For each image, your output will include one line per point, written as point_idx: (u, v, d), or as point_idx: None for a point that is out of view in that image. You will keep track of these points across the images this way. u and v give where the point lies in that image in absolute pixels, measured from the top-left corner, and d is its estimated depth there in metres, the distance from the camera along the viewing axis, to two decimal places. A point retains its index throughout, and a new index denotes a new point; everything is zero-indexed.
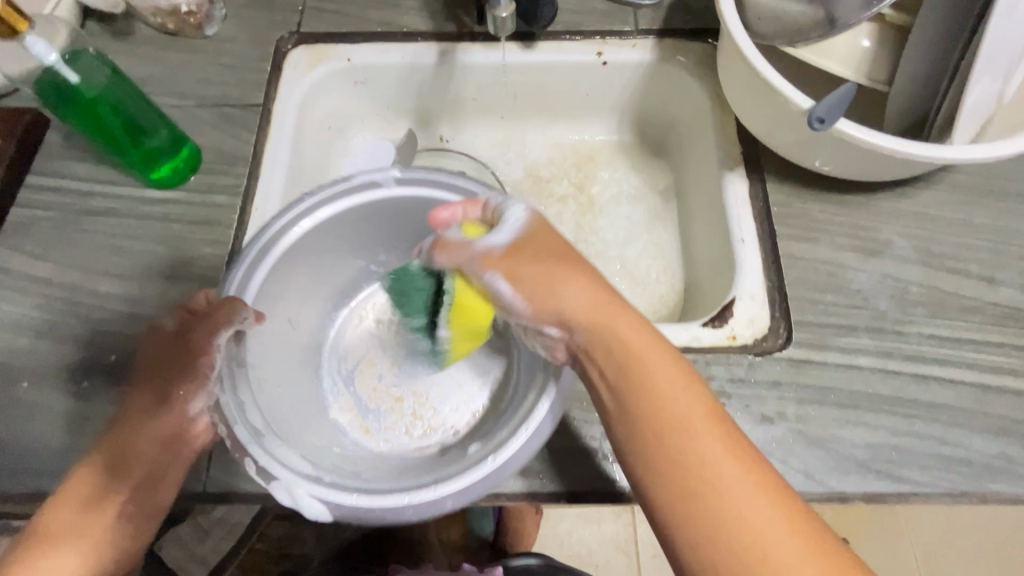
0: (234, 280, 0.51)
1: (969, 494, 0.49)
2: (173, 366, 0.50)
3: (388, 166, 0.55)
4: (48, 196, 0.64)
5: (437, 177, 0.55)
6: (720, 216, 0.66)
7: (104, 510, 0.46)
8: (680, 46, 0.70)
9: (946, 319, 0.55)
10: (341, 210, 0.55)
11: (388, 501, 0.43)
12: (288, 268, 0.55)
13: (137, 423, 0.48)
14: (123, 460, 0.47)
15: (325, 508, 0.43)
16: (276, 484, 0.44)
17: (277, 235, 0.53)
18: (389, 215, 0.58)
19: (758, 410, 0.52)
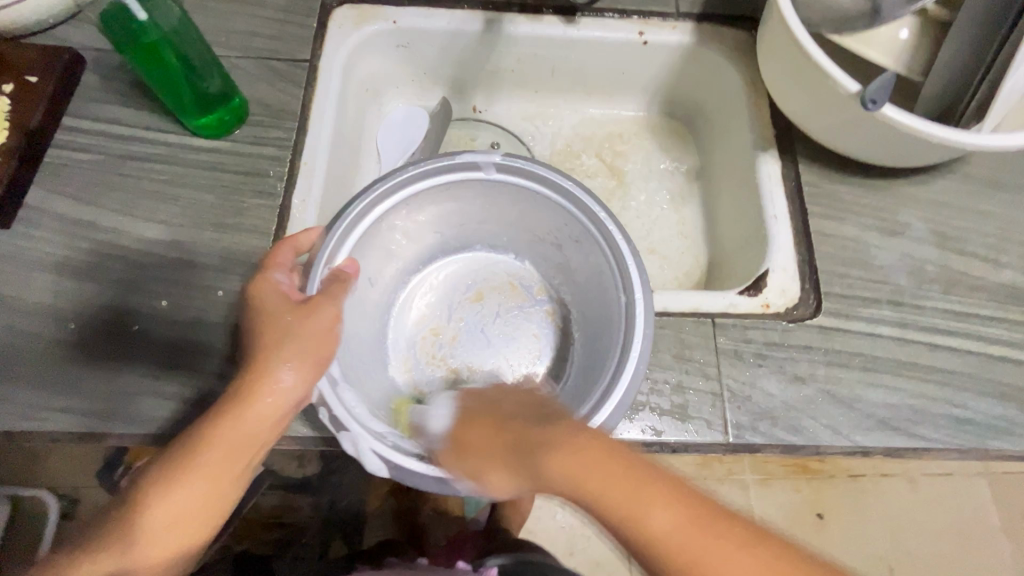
0: (329, 247, 0.51)
1: (974, 449, 0.54)
2: (290, 342, 0.45)
3: (497, 153, 0.55)
4: (88, 140, 0.63)
5: (549, 173, 0.54)
6: (750, 194, 0.69)
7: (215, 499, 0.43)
8: (717, 31, 0.73)
9: (956, 295, 0.60)
10: (440, 182, 0.55)
11: (443, 469, 0.45)
12: (376, 233, 0.56)
13: (240, 411, 0.43)
14: (232, 449, 0.42)
15: (382, 467, 0.45)
16: (345, 436, 0.46)
17: (379, 201, 0.54)
18: (488, 194, 0.58)
19: (790, 371, 0.56)
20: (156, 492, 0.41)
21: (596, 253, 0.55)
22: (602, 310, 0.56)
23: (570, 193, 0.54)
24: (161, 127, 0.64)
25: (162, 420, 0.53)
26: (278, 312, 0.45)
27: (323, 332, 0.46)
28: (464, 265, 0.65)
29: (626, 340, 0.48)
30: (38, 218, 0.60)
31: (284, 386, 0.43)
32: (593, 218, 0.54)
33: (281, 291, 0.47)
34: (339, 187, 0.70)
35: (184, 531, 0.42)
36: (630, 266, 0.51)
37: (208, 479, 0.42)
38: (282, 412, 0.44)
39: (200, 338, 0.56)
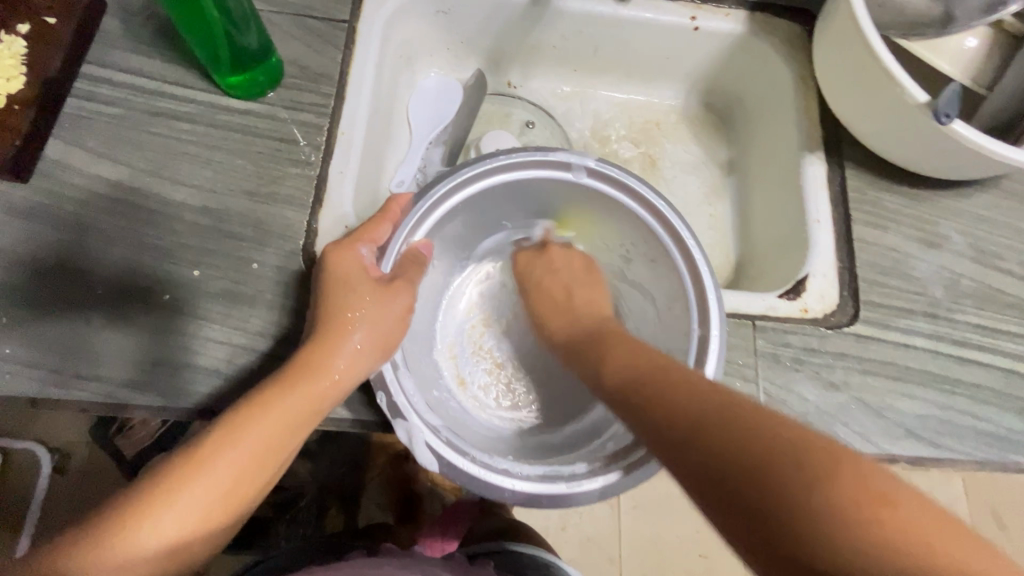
0: (399, 238, 0.50)
1: (995, 462, 0.56)
2: (358, 313, 0.48)
3: (592, 156, 0.53)
4: (111, 91, 0.59)
5: (642, 187, 0.53)
6: (792, 194, 0.68)
7: (257, 469, 0.43)
8: (771, 22, 0.71)
9: (988, 311, 0.60)
10: (525, 177, 0.54)
11: (498, 473, 0.45)
12: (446, 222, 0.55)
13: (293, 383, 0.45)
14: (286, 419, 0.44)
15: (435, 462, 0.45)
16: (402, 425, 0.46)
17: (458, 189, 0.52)
18: (568, 197, 0.57)
19: (825, 377, 0.57)
20: (204, 456, 0.41)
21: (672, 278, 0.53)
22: (665, 330, 0.55)
23: (660, 214, 0.52)
24: (189, 82, 0.60)
25: (195, 394, 0.52)
26: (353, 292, 0.48)
27: (393, 317, 0.49)
28: (525, 260, 0.66)
29: (696, 370, 0.48)
30: (58, 173, 0.56)
31: (348, 363, 0.46)
32: (678, 242, 0.52)
33: (362, 266, 0.49)
34: (373, 160, 0.68)
35: (218, 504, 0.41)
36: (712, 301, 0.49)
37: (257, 448, 0.43)
38: (338, 390, 0.46)
39: (233, 312, 0.54)
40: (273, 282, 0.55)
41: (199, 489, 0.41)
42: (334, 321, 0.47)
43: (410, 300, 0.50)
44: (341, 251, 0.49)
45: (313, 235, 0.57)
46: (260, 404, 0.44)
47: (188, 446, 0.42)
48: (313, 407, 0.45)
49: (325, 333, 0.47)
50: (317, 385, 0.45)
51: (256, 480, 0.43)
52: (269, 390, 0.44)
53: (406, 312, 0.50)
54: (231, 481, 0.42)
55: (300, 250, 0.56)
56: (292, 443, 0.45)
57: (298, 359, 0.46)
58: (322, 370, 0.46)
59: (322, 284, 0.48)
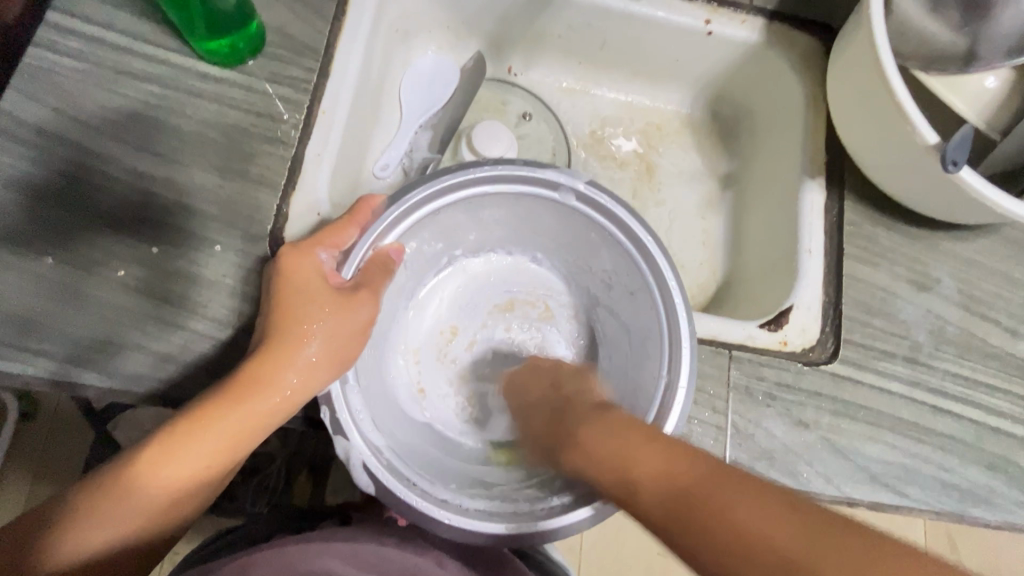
0: (365, 240, 0.49)
1: (953, 514, 0.55)
2: (313, 327, 0.47)
3: (584, 178, 0.51)
4: (77, 44, 0.55)
5: (630, 219, 0.51)
6: (786, 220, 0.66)
7: (196, 479, 0.43)
8: (787, 35, 0.67)
9: (969, 360, 0.59)
10: (510, 191, 0.52)
11: (433, 504, 0.45)
12: (420, 227, 0.53)
13: (239, 395, 0.44)
14: (230, 433, 0.44)
15: (371, 484, 0.45)
16: (342, 444, 0.45)
17: (433, 196, 0.51)
18: (553, 215, 0.55)
19: (796, 415, 0.56)
20: (138, 469, 0.42)
21: (649, 316, 0.52)
22: (635, 365, 0.54)
23: (647, 249, 0.50)
24: (164, 43, 0.56)
25: (148, 376, 0.51)
26: (310, 303, 0.47)
27: (350, 332, 0.48)
28: (504, 269, 0.63)
29: (657, 418, 0.47)
30: (14, 128, 0.53)
31: (297, 380, 0.46)
32: (659, 280, 0.50)
33: (321, 272, 0.48)
34: (355, 142, 0.65)
35: (154, 513, 0.42)
36: (684, 346, 0.48)
37: (198, 459, 0.43)
38: (285, 408, 0.46)
39: (193, 295, 0.52)
40: (237, 266, 0.53)
41: (132, 499, 0.42)
42: (287, 333, 0.46)
43: (371, 311, 0.50)
44: (300, 255, 0.48)
45: (282, 220, 0.55)
46: (201, 418, 0.43)
47: (129, 454, 0.43)
48: (257, 424, 0.45)
49: (275, 345, 0.46)
50: (262, 402, 0.45)
51: (195, 489, 0.44)
52: (214, 400, 0.44)
53: (366, 324, 0.49)
54: (167, 492, 0.43)
55: (266, 234, 0.54)
56: (233, 456, 0.45)
57: (246, 370, 0.45)
58: (270, 386, 0.45)
59: (278, 288, 0.47)
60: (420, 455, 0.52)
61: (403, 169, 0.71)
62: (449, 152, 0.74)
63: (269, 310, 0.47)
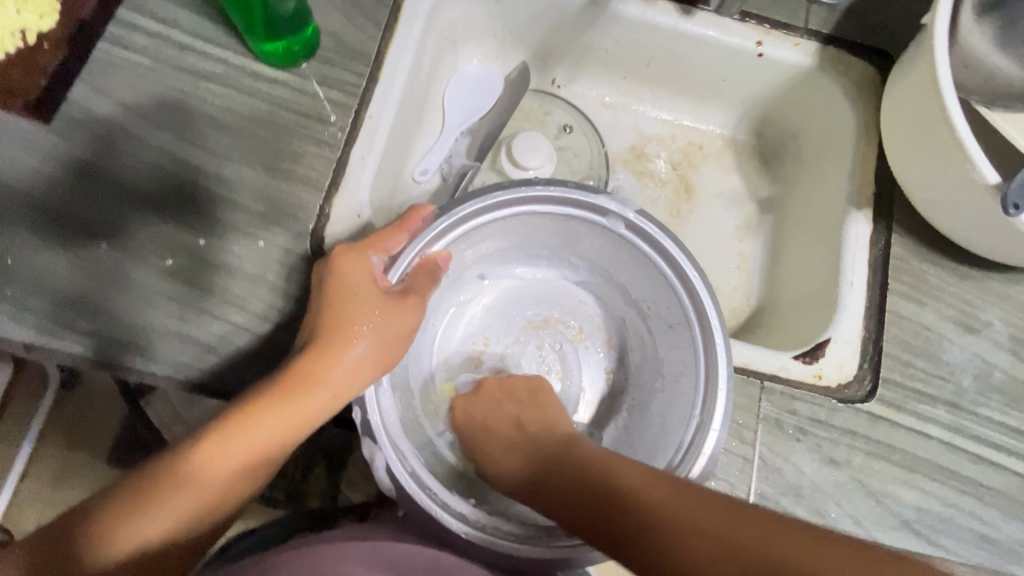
0: (413, 248, 0.50)
1: (989, 569, 0.53)
2: (366, 327, 0.48)
3: (635, 208, 0.51)
4: (144, 40, 0.57)
5: (678, 253, 0.50)
6: (829, 250, 0.64)
7: (241, 473, 0.45)
8: (842, 60, 0.65)
9: (1016, 410, 0.56)
10: (558, 211, 0.52)
11: (451, 517, 0.46)
12: (463, 242, 0.54)
13: (286, 393, 0.45)
14: (276, 429, 0.45)
15: (393, 488, 0.46)
16: (370, 447, 0.46)
17: (480, 209, 0.51)
18: (593, 235, 0.55)
19: (827, 452, 0.54)
20: (193, 459, 0.43)
21: (686, 354, 0.51)
22: (666, 401, 0.53)
23: (690, 284, 0.50)
24: (223, 42, 0.58)
25: (187, 364, 0.53)
26: (362, 303, 0.48)
27: (396, 335, 0.49)
28: (537, 286, 0.63)
29: (685, 458, 0.47)
30: (80, 118, 0.55)
31: (345, 378, 0.47)
32: (700, 315, 0.49)
33: (372, 274, 0.49)
34: (398, 146, 0.66)
35: (204, 506, 0.44)
36: (720, 391, 0.47)
37: (245, 453, 0.44)
38: (332, 404, 0.47)
39: (234, 287, 0.54)
40: (277, 263, 0.55)
41: (185, 490, 0.43)
42: (336, 333, 0.47)
43: (416, 318, 0.50)
44: (354, 255, 0.48)
45: (324, 220, 0.56)
46: (252, 412, 0.45)
47: (179, 450, 0.44)
48: (302, 420, 0.46)
49: (323, 343, 0.47)
50: (310, 399, 0.46)
51: (240, 483, 0.45)
52: (263, 397, 0.45)
53: (409, 330, 0.50)
54: (219, 483, 0.44)
55: (307, 233, 0.55)
56: (278, 451, 0.46)
57: (294, 368, 0.46)
58: (317, 383, 0.46)
59: (329, 286, 0.48)
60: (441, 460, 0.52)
61: (442, 174, 0.72)
62: (489, 159, 0.74)
63: (320, 307, 0.48)
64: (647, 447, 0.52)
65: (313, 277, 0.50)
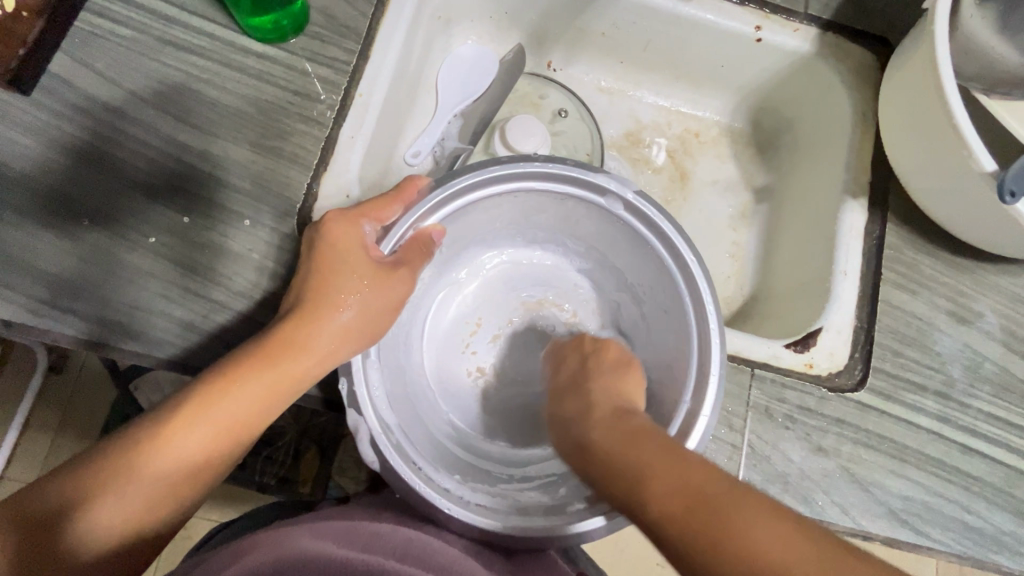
0: (405, 223, 0.49)
1: (974, 558, 0.53)
2: (355, 295, 0.47)
3: (633, 188, 0.50)
4: (128, 12, 0.56)
5: (676, 236, 0.49)
6: (824, 239, 0.64)
7: (221, 441, 0.43)
8: (842, 46, 0.65)
9: (1004, 401, 0.56)
10: (553, 191, 0.51)
11: (435, 492, 0.45)
12: (455, 220, 0.53)
13: (269, 358, 0.44)
14: (259, 395, 0.44)
15: (376, 460, 0.45)
16: (354, 417, 0.45)
17: (471, 186, 0.50)
18: (587, 218, 0.54)
19: (816, 441, 0.54)
20: (172, 426, 0.42)
21: (679, 341, 0.50)
22: (656, 387, 0.52)
23: (686, 268, 0.49)
24: (210, 15, 0.57)
25: (170, 344, 0.52)
26: (351, 274, 0.47)
27: (385, 305, 0.48)
28: (529, 269, 0.62)
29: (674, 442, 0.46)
30: (62, 91, 0.54)
31: (331, 346, 0.46)
32: (694, 301, 0.49)
33: (362, 244, 0.47)
34: (389, 127, 0.64)
35: (182, 476, 0.42)
36: (711, 377, 0.46)
37: (226, 420, 0.43)
38: (313, 372, 0.46)
39: (220, 267, 0.53)
40: (264, 242, 0.54)
41: (160, 463, 0.41)
42: (323, 302, 0.46)
43: (405, 290, 0.49)
44: (345, 223, 0.47)
45: (312, 199, 0.55)
46: (231, 380, 0.43)
47: (157, 417, 0.43)
48: (285, 388, 0.45)
49: (309, 310, 0.46)
50: (293, 365, 0.45)
51: (220, 452, 0.43)
52: (244, 363, 0.44)
53: (399, 302, 0.49)
54: (196, 454, 0.42)
55: (295, 212, 0.54)
56: (260, 420, 0.45)
57: (278, 334, 0.45)
58: (302, 350, 0.45)
59: (319, 253, 0.47)
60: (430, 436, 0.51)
61: (434, 157, 0.71)
62: (482, 143, 0.73)
63: (309, 275, 0.47)
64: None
65: (302, 245, 0.49)
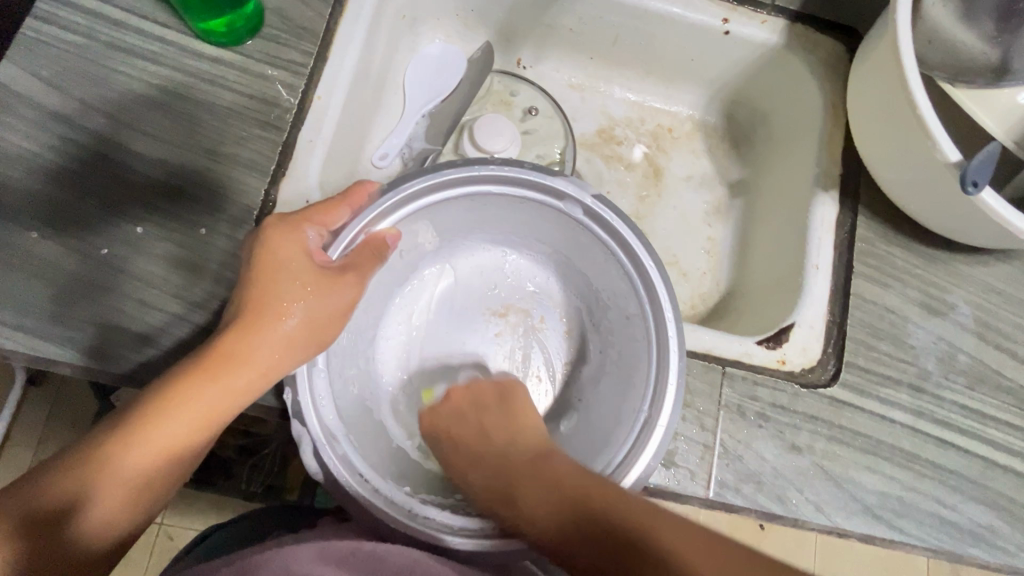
0: (355, 229, 0.48)
1: (950, 552, 0.52)
2: (300, 303, 0.45)
3: (592, 192, 0.49)
4: (76, 17, 0.54)
5: (636, 242, 0.48)
6: (796, 233, 0.63)
7: (166, 456, 0.42)
8: (809, 37, 0.64)
9: (979, 392, 0.56)
10: (513, 194, 0.50)
11: (383, 504, 0.44)
12: (410, 224, 0.52)
13: (212, 371, 0.43)
14: (203, 410, 0.43)
15: (320, 471, 0.44)
16: (297, 428, 0.44)
17: (426, 191, 0.49)
18: (550, 221, 0.53)
19: (789, 439, 0.53)
20: (119, 442, 0.41)
21: (640, 345, 0.50)
22: (620, 392, 0.51)
23: (645, 272, 0.48)
24: (162, 20, 0.55)
25: (125, 359, 0.50)
26: (293, 281, 0.45)
27: (332, 314, 0.47)
28: (493, 271, 0.61)
29: (632, 453, 0.45)
30: (10, 101, 0.52)
31: (275, 355, 0.45)
32: (656, 305, 0.48)
33: (306, 249, 0.46)
34: (352, 130, 0.63)
35: (130, 491, 0.41)
36: (671, 384, 0.45)
37: (171, 435, 0.42)
38: (261, 383, 0.45)
39: (178, 277, 0.52)
40: (222, 251, 0.52)
41: (116, 477, 0.40)
42: (265, 310, 0.45)
43: (353, 296, 0.47)
44: (287, 229, 0.46)
45: (270, 206, 0.54)
46: (177, 392, 0.42)
47: (105, 432, 0.41)
48: (231, 401, 0.44)
49: (252, 319, 0.45)
50: (239, 377, 0.44)
51: (165, 467, 0.42)
52: (188, 375, 0.43)
53: (347, 308, 0.48)
54: (149, 469, 0.41)
55: (253, 219, 0.53)
56: (205, 435, 0.44)
57: (221, 346, 0.44)
58: (246, 362, 0.44)
59: (260, 261, 0.45)
60: (387, 446, 0.50)
61: (402, 159, 0.69)
62: (451, 144, 0.72)
63: (251, 285, 0.45)
64: (597, 441, 0.50)
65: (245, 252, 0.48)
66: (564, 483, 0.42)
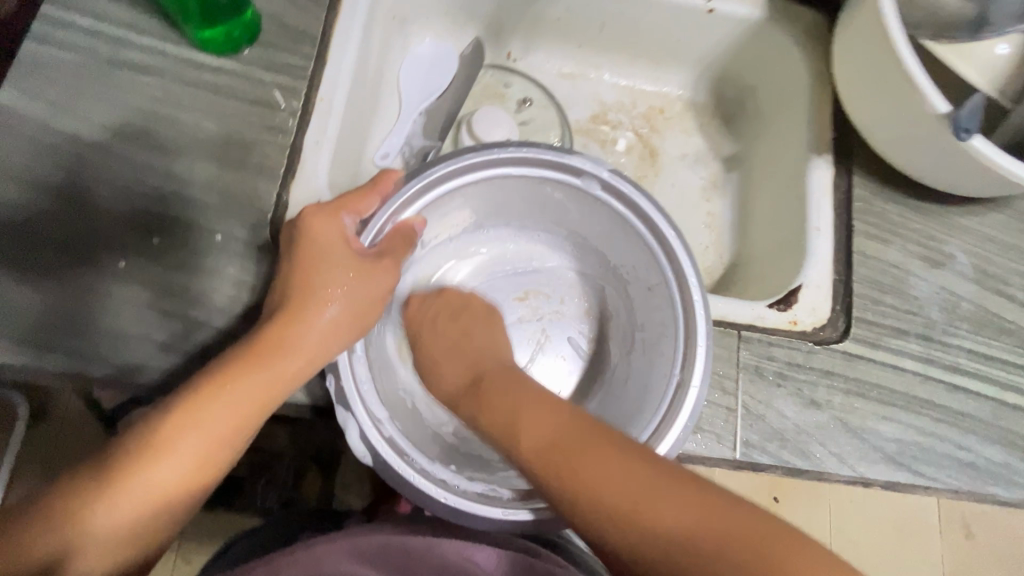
0: (383, 216, 0.48)
1: (969, 492, 0.54)
2: (343, 289, 0.46)
3: (608, 168, 0.50)
4: (74, 37, 0.54)
5: (652, 212, 0.50)
6: (795, 199, 0.65)
7: (214, 445, 0.42)
8: (791, 10, 0.66)
9: (984, 336, 0.58)
10: (530, 176, 0.51)
11: (430, 482, 0.44)
12: (431, 213, 0.52)
13: (256, 358, 0.44)
14: (250, 396, 0.43)
15: (367, 454, 0.45)
16: (343, 414, 0.45)
17: (445, 177, 0.50)
18: (567, 200, 0.54)
19: (808, 395, 0.55)
20: (167, 432, 0.41)
21: (664, 313, 0.51)
22: (647, 361, 0.53)
23: (665, 240, 0.49)
24: (160, 34, 0.56)
25: (156, 367, 0.50)
26: (332, 269, 0.46)
27: (369, 300, 0.48)
28: (508, 256, 0.62)
29: (664, 416, 0.46)
30: (15, 125, 0.52)
31: (318, 341, 0.45)
32: (677, 273, 0.49)
33: (343, 236, 0.47)
34: (354, 130, 0.64)
35: (182, 482, 0.41)
36: (699, 347, 0.46)
37: (219, 423, 0.42)
38: (305, 370, 0.45)
39: (195, 284, 0.52)
40: (237, 256, 0.53)
41: (167, 465, 0.41)
42: (308, 298, 0.46)
43: (389, 284, 0.49)
44: (324, 218, 0.47)
45: (283, 209, 0.54)
46: (223, 380, 0.43)
47: (152, 423, 0.42)
48: (279, 386, 0.44)
49: (295, 309, 0.45)
50: (281, 363, 0.44)
51: (214, 456, 0.42)
52: (233, 363, 0.43)
53: (384, 295, 0.49)
54: (197, 459, 0.42)
55: (267, 222, 0.54)
56: (253, 423, 0.44)
57: (265, 333, 0.45)
58: (290, 347, 0.45)
59: (302, 250, 0.46)
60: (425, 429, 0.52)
61: (403, 156, 0.70)
62: (450, 140, 0.73)
63: (295, 273, 0.46)
64: (626, 409, 0.52)
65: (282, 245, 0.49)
66: (623, 481, 0.37)
